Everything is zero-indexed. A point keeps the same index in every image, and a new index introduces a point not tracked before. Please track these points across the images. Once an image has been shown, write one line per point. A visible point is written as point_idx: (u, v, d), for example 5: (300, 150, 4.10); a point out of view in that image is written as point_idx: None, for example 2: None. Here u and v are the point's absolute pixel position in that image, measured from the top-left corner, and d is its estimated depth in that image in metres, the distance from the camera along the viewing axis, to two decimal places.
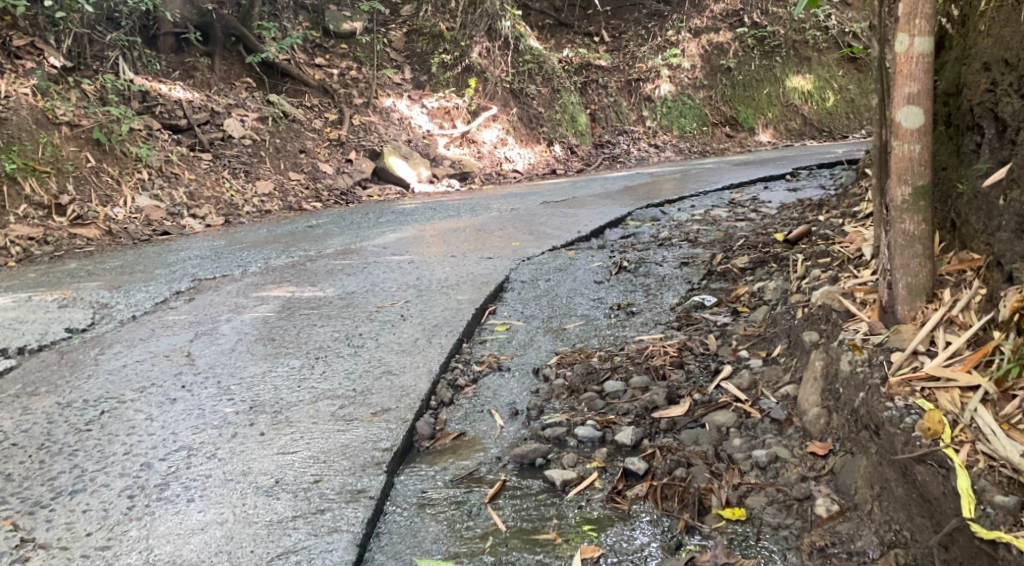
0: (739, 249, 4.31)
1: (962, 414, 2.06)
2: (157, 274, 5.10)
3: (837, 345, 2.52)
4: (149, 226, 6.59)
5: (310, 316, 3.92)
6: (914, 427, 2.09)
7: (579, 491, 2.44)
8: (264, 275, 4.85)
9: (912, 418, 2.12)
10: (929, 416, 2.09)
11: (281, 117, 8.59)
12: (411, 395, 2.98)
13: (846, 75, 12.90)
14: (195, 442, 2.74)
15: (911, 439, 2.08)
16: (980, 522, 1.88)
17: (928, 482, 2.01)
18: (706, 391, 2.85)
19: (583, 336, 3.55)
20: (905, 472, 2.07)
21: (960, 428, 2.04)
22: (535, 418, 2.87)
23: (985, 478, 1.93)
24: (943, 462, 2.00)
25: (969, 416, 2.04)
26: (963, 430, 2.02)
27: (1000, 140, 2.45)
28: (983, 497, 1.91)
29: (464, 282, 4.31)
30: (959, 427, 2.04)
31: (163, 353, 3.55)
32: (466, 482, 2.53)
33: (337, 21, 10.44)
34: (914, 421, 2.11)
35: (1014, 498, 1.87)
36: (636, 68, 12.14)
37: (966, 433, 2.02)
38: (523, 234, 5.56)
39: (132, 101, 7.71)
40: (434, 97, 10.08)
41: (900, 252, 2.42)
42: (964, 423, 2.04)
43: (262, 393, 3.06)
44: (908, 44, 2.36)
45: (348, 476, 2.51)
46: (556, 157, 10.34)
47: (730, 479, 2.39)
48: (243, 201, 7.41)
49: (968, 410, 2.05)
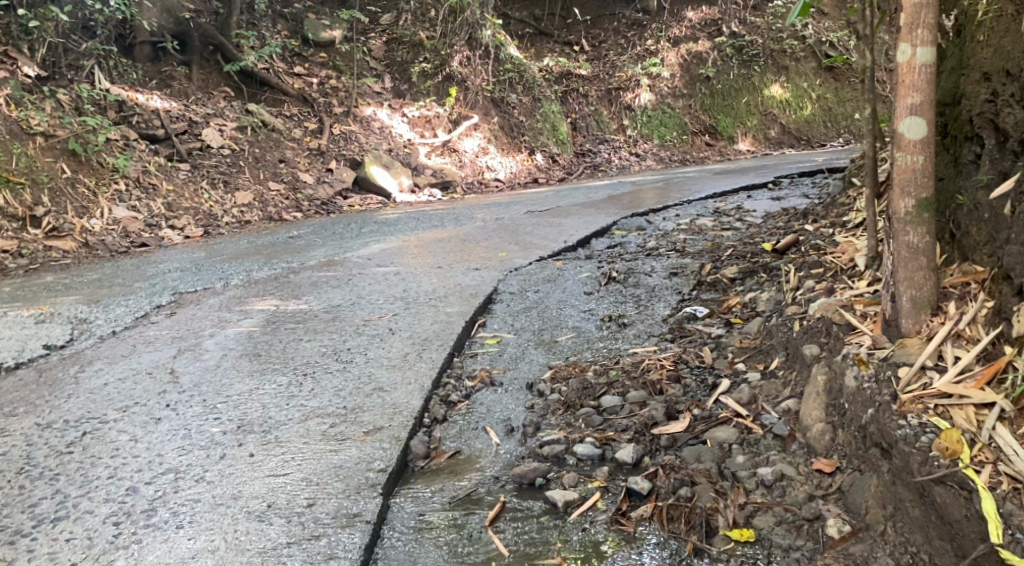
0: (728, 259, 4.27)
1: (980, 433, 2.03)
2: (136, 287, 4.98)
3: (841, 360, 2.49)
4: (127, 238, 6.47)
5: (296, 330, 3.83)
6: (931, 447, 2.05)
7: (582, 512, 2.38)
8: (247, 288, 4.75)
9: (928, 437, 2.08)
10: (946, 435, 2.05)
11: (260, 127, 8.50)
12: (403, 412, 2.90)
13: (824, 84, 12.98)
14: (182, 464, 2.65)
15: (929, 459, 2.04)
16: (1009, 548, 1.84)
17: (949, 504, 1.97)
18: (705, 406, 2.79)
19: (576, 349, 3.49)
20: (922, 493, 2.03)
21: (979, 447, 2.01)
22: (531, 435, 2.81)
23: (1010, 501, 1.89)
24: (964, 483, 1.96)
25: (988, 435, 2.02)
26: (982, 450, 2.00)
27: (1001, 151, 2.43)
28: (1009, 521, 1.87)
29: (452, 294, 4.24)
30: (978, 447, 2.01)
31: (145, 371, 3.45)
32: (464, 505, 2.46)
33: (317, 29, 10.32)
34: (931, 439, 2.08)
35: None
36: (616, 77, 12.14)
37: (986, 453, 1.99)
38: (509, 244, 5.50)
39: (108, 111, 7.58)
40: (415, 106, 10.01)
41: (904, 265, 2.39)
42: (982, 442, 2.01)
43: (249, 412, 2.97)
44: (911, 53, 2.33)
45: (343, 500, 2.44)
46: (538, 165, 10.29)
47: (736, 498, 2.34)
48: (222, 212, 7.29)
49: (986, 429, 2.03)
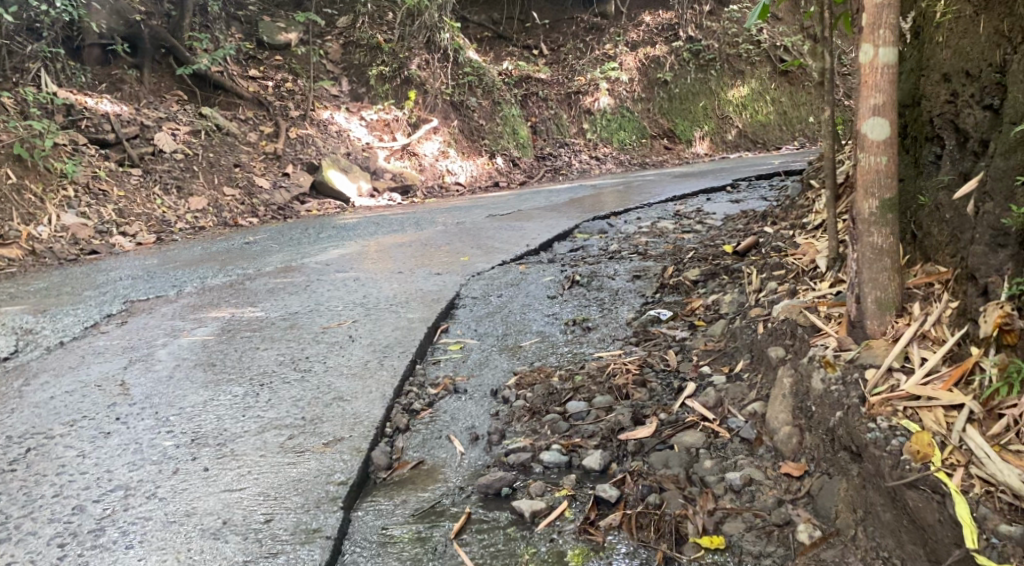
0: (690, 261, 4.25)
1: (950, 435, 2.02)
2: (86, 296, 4.82)
3: (807, 362, 2.47)
4: (76, 246, 6.29)
5: (253, 339, 3.72)
6: (902, 450, 2.04)
7: (549, 522, 2.33)
8: (201, 296, 4.62)
9: (899, 440, 2.07)
10: (917, 439, 2.04)
11: (214, 131, 8.33)
12: (365, 422, 2.82)
13: (779, 88, 13.07)
14: (132, 481, 2.54)
15: (901, 463, 2.02)
16: (985, 553, 1.84)
17: (922, 508, 1.96)
18: (672, 410, 2.76)
19: (540, 354, 3.43)
20: (895, 498, 2.02)
21: (949, 450, 2.00)
22: (497, 443, 2.75)
23: (984, 505, 1.89)
24: (937, 487, 1.95)
25: (958, 437, 2.01)
26: (953, 452, 1.99)
27: (961, 152, 2.45)
28: (985, 526, 1.86)
29: (413, 300, 4.17)
30: (949, 449, 2.00)
31: (94, 383, 3.31)
32: (429, 517, 2.39)
33: (272, 32, 10.16)
34: (902, 443, 2.06)
35: (1019, 527, 1.84)
36: (576, 81, 12.15)
37: (957, 456, 1.98)
38: (470, 249, 5.41)
39: (56, 115, 7.36)
40: (373, 109, 9.91)
41: (869, 266, 2.38)
42: (954, 444, 2.00)
43: (203, 425, 2.87)
44: (873, 54, 2.32)
45: (302, 514, 2.36)
46: (498, 169, 10.23)
47: (705, 504, 2.31)
48: (175, 218, 7.14)
49: (956, 431, 2.02)
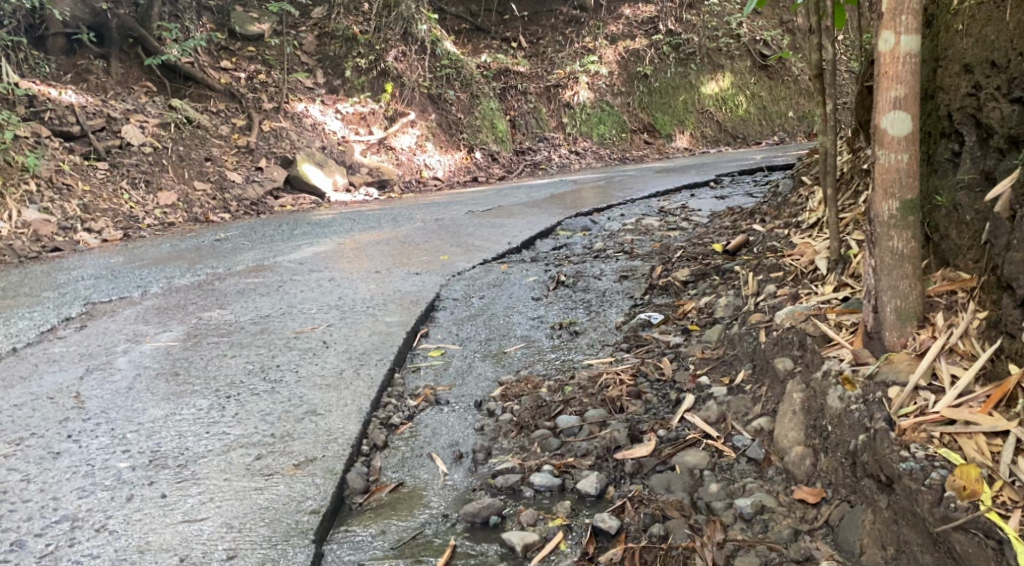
0: (678, 261, 4.05)
1: (998, 469, 1.85)
2: (44, 298, 4.53)
3: (820, 378, 2.29)
4: (38, 243, 5.98)
5: (219, 345, 3.47)
6: (946, 486, 1.86)
7: (543, 557, 2.13)
8: (166, 298, 4.34)
9: (940, 473, 1.89)
10: (962, 473, 1.86)
11: (184, 123, 8.00)
12: (339, 440, 2.59)
13: (758, 83, 12.92)
14: (81, 510, 2.30)
15: (943, 500, 1.85)
16: None
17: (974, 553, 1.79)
18: (670, 426, 2.56)
19: (526, 362, 3.21)
20: (937, 538, 1.85)
21: (999, 485, 1.83)
22: (482, 462, 2.54)
23: None
24: (991, 532, 1.78)
25: (1007, 472, 1.84)
26: (1003, 489, 1.82)
27: (983, 148, 2.27)
28: None
29: (392, 302, 3.93)
30: (998, 485, 1.83)
31: (46, 395, 3.06)
32: (410, 551, 2.19)
33: (244, 23, 9.82)
34: (944, 477, 1.88)
35: None
36: (555, 75, 11.89)
37: (1009, 493, 1.81)
38: (449, 246, 5.21)
39: (18, 106, 7.06)
40: (349, 102, 9.61)
41: (888, 273, 2.19)
42: (1004, 480, 1.83)
43: (164, 443, 2.63)
44: (895, 42, 2.13)
45: (268, 550, 2.15)
46: (477, 164, 10.00)
47: (713, 535, 2.13)
48: (143, 214, 6.86)
49: (1005, 464, 1.85)
